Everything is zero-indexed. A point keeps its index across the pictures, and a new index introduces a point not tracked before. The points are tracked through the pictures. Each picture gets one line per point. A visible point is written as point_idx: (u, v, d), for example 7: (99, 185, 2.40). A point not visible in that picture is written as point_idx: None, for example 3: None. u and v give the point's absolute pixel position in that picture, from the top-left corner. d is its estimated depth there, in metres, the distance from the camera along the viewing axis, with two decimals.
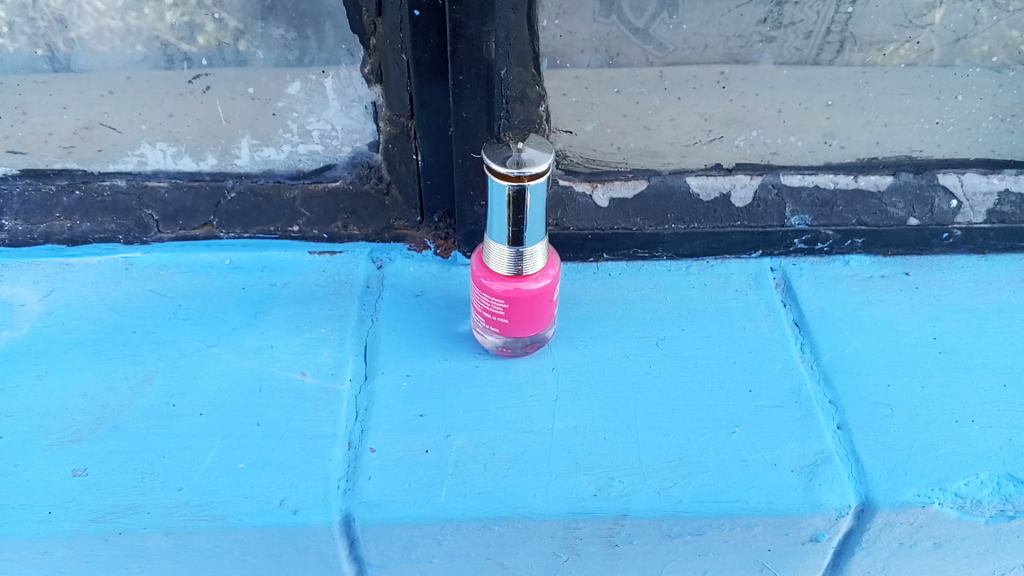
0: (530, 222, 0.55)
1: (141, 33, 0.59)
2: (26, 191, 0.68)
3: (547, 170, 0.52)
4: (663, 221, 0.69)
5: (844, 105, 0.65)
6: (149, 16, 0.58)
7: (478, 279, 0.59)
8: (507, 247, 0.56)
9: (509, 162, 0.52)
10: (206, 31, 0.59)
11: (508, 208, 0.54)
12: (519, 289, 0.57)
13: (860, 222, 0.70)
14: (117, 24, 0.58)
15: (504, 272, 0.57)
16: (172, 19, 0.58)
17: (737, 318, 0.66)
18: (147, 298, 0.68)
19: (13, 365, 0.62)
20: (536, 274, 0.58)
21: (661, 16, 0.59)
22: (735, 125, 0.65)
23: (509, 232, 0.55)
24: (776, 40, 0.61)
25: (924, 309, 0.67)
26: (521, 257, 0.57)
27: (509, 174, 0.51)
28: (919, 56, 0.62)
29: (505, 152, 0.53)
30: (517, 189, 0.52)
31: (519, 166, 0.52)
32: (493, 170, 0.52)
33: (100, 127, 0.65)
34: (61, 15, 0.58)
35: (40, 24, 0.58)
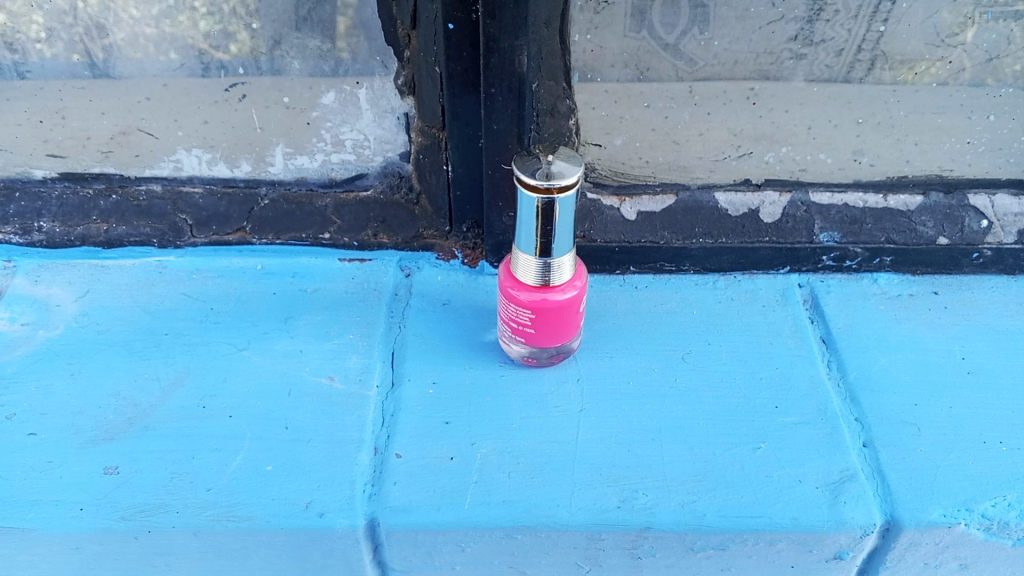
0: (558, 234, 0.55)
1: (175, 40, 0.60)
2: (65, 194, 0.70)
3: (576, 183, 0.53)
4: (690, 235, 0.69)
5: (874, 123, 0.65)
6: (184, 24, 0.59)
7: (505, 289, 0.59)
8: (534, 257, 0.57)
9: (539, 174, 0.52)
10: (240, 39, 0.60)
11: (537, 220, 0.54)
12: (546, 300, 0.58)
13: (889, 240, 0.69)
14: (152, 31, 0.60)
15: (531, 283, 0.58)
16: (206, 27, 0.59)
17: (764, 334, 0.66)
18: (179, 300, 0.69)
19: (48, 363, 0.63)
20: (563, 285, 0.58)
21: (692, 31, 0.59)
22: (765, 140, 0.66)
23: (537, 244, 0.56)
24: (807, 57, 0.61)
25: (953, 329, 0.67)
26: (548, 268, 0.57)
27: (538, 186, 0.52)
28: (951, 75, 0.62)
29: (535, 163, 0.54)
30: (546, 201, 0.53)
31: (549, 179, 0.52)
32: (523, 181, 0.53)
33: (137, 133, 0.66)
34: (102, 22, 0.59)
35: (79, 30, 0.60)
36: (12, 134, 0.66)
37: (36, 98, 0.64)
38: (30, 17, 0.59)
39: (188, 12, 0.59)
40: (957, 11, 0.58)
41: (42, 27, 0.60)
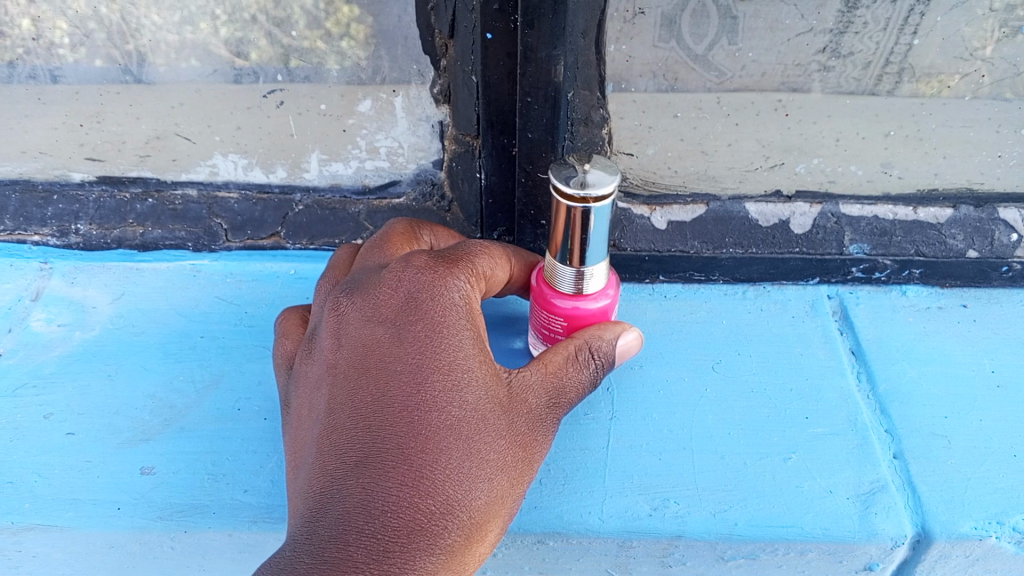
0: (593, 243, 0.55)
1: (196, 46, 0.61)
2: (102, 198, 0.71)
3: (611, 193, 0.53)
4: (721, 245, 0.70)
5: (902, 136, 0.65)
6: (205, 31, 0.60)
7: (540, 296, 0.60)
8: (569, 265, 0.57)
9: (573, 183, 0.53)
10: (260, 46, 0.61)
11: (573, 228, 0.54)
12: (579, 309, 0.58)
13: (918, 252, 0.70)
14: (174, 37, 0.60)
15: (566, 291, 0.58)
16: (226, 35, 0.60)
17: (794, 345, 0.67)
18: (214, 303, 0.70)
19: (85, 364, 0.65)
20: (596, 294, 0.59)
21: (721, 42, 0.60)
22: (794, 152, 0.66)
23: (572, 251, 0.56)
24: (834, 70, 0.61)
25: (982, 342, 0.67)
26: (581, 277, 0.57)
27: (573, 196, 0.52)
28: (969, 87, 0.62)
29: (571, 171, 0.54)
30: (581, 211, 0.53)
31: (584, 189, 0.52)
32: (559, 190, 0.53)
33: (172, 137, 0.67)
34: (131, 28, 0.60)
35: (100, 35, 0.60)
36: (49, 137, 0.67)
37: (74, 102, 0.65)
38: (55, 23, 0.59)
39: (221, 19, 0.59)
40: (978, 26, 0.58)
41: (65, 33, 0.60)
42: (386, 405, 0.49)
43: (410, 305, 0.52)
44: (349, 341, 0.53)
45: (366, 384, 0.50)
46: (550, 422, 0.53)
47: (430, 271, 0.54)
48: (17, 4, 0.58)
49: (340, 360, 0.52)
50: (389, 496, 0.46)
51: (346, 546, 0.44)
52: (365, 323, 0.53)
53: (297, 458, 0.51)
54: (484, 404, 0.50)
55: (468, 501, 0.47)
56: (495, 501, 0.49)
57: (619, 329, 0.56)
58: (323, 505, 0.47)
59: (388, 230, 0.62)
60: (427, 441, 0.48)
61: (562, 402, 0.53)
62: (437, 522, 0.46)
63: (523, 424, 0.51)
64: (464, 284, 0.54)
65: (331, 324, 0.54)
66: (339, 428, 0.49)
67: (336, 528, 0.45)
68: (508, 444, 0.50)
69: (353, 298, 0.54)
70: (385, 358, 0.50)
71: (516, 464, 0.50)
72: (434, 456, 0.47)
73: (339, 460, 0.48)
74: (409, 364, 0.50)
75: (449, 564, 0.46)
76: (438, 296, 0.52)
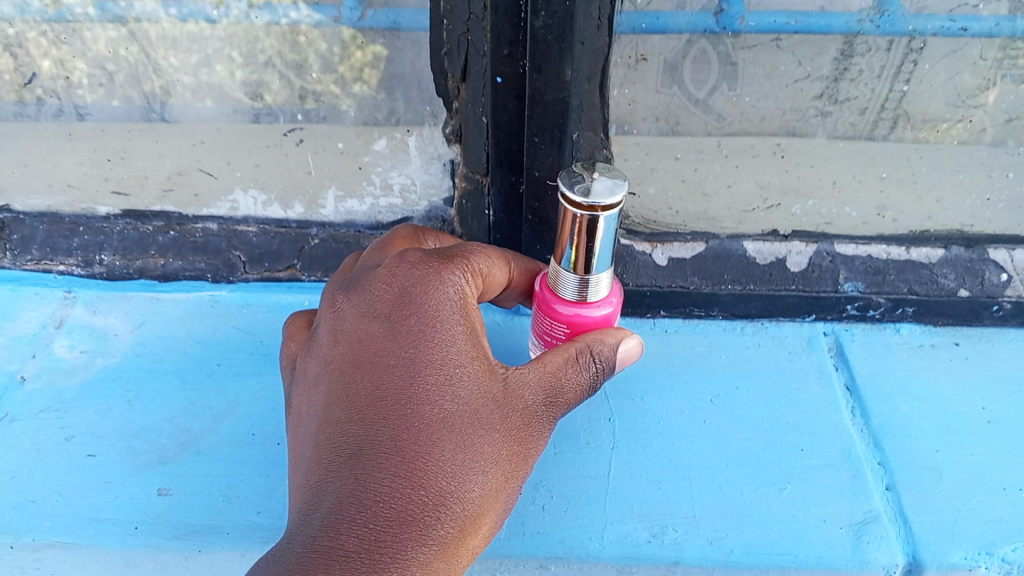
0: (598, 249, 0.56)
1: (211, 88, 0.65)
2: (126, 230, 0.74)
3: (619, 200, 0.53)
4: (720, 282, 0.72)
5: (897, 180, 0.68)
6: (220, 73, 0.63)
7: (543, 303, 0.61)
8: (573, 270, 0.57)
9: (579, 191, 0.52)
10: (273, 91, 0.64)
11: (579, 234, 0.55)
12: (581, 316, 0.59)
13: (911, 291, 0.71)
14: (190, 79, 0.64)
15: (568, 298, 0.59)
16: (242, 77, 0.64)
17: (791, 380, 0.69)
18: (231, 333, 0.72)
19: (106, 389, 0.67)
20: (598, 301, 0.60)
21: (721, 88, 0.63)
22: (791, 193, 0.69)
23: (577, 256, 0.56)
24: (832, 115, 0.64)
25: (973, 379, 0.69)
26: (584, 284, 0.58)
27: (581, 203, 0.52)
28: (971, 135, 0.65)
29: (579, 179, 0.54)
30: (588, 219, 0.53)
31: (592, 196, 0.52)
32: (566, 197, 0.53)
33: (194, 173, 0.70)
34: (150, 70, 0.63)
35: (117, 75, 0.64)
36: (77, 172, 0.71)
37: (102, 139, 0.69)
38: (74, 63, 0.63)
39: (237, 62, 0.63)
40: (977, 74, 0.61)
41: (84, 74, 0.64)
42: (379, 399, 0.50)
43: (404, 300, 0.53)
44: (343, 337, 0.53)
45: (361, 379, 0.51)
46: (543, 419, 0.54)
47: (424, 267, 0.54)
48: (38, 45, 0.62)
49: (337, 354, 0.53)
50: (383, 488, 0.47)
51: (340, 534, 0.46)
52: (360, 318, 0.53)
53: (295, 453, 0.53)
54: (476, 399, 0.51)
55: (461, 494, 0.49)
56: (488, 494, 0.50)
57: (620, 334, 0.57)
58: (319, 497, 0.48)
59: (393, 234, 0.64)
60: (419, 435, 0.49)
61: (558, 401, 0.54)
62: (430, 513, 0.47)
63: (517, 420, 0.52)
64: (459, 280, 0.54)
65: (329, 320, 0.55)
66: (334, 421, 0.50)
67: (330, 519, 0.46)
68: (500, 439, 0.51)
69: (349, 295, 0.55)
70: (379, 352, 0.51)
71: (507, 458, 0.51)
72: (427, 448, 0.48)
73: (335, 453, 0.49)
74: (401, 361, 0.51)
75: (440, 555, 0.47)
76: (432, 291, 0.53)
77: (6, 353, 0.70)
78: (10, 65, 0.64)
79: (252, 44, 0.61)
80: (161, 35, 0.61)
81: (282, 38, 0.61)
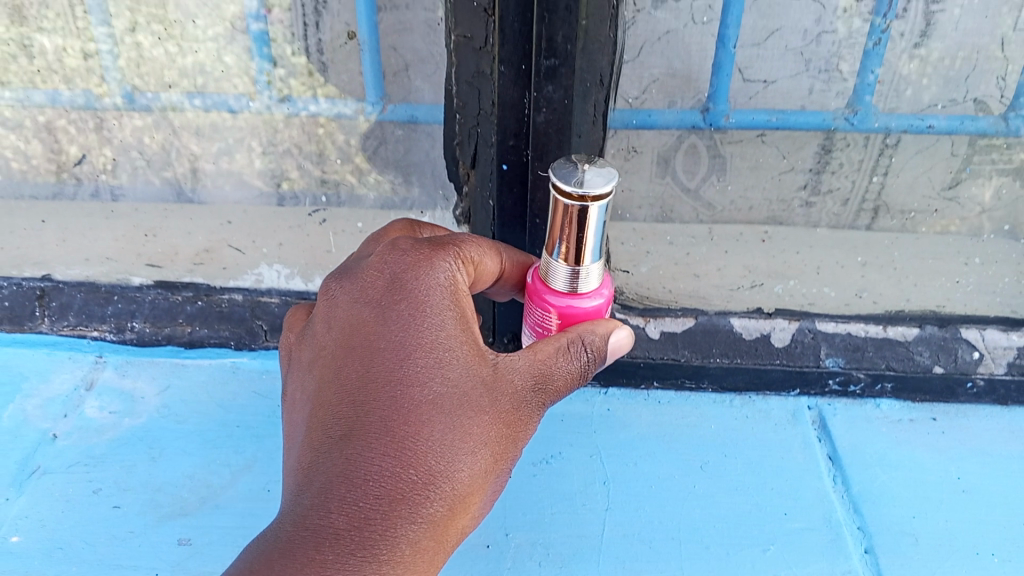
0: (590, 241, 0.53)
1: (232, 175, 0.74)
2: (157, 299, 0.81)
3: (611, 193, 0.51)
4: (708, 355, 0.77)
5: (875, 265, 0.75)
6: (240, 162, 0.73)
7: (534, 294, 0.58)
8: (565, 262, 0.55)
9: (572, 182, 0.50)
10: (290, 179, 0.74)
11: (571, 225, 0.52)
12: (573, 307, 0.56)
13: (889, 366, 0.76)
14: (211, 167, 0.74)
15: (559, 288, 0.56)
16: (260, 166, 0.73)
17: (776, 449, 0.73)
18: (249, 397, 0.77)
19: (132, 447, 0.71)
20: (591, 293, 0.57)
21: (710, 180, 0.71)
22: (776, 275, 0.77)
23: (570, 246, 0.54)
24: (815, 205, 0.72)
25: (949, 451, 0.72)
26: (575, 275, 0.55)
27: (572, 194, 0.50)
28: (951, 226, 0.73)
29: (571, 171, 0.52)
30: (579, 210, 0.51)
31: (584, 189, 0.50)
32: (557, 188, 0.51)
33: (221, 248, 0.79)
34: (171, 156, 0.73)
35: (141, 161, 0.74)
36: (112, 247, 0.79)
37: (138, 216, 0.78)
38: (100, 151, 0.73)
39: (257, 152, 0.72)
40: (946, 170, 0.69)
41: (108, 159, 0.74)
42: (368, 381, 0.49)
43: (396, 285, 0.52)
44: (333, 323, 0.53)
45: (350, 362, 0.50)
46: (535, 406, 0.53)
47: (416, 252, 0.53)
48: (67, 132, 0.72)
49: (326, 338, 0.53)
50: (372, 467, 0.47)
51: (329, 513, 0.46)
52: (350, 304, 0.52)
53: (289, 436, 0.53)
54: (467, 382, 0.50)
55: (450, 474, 0.48)
56: (477, 475, 0.50)
57: (610, 325, 0.56)
58: (309, 478, 0.48)
59: (388, 227, 0.62)
60: (408, 415, 0.48)
61: (548, 386, 0.53)
62: (420, 492, 0.48)
63: (506, 404, 0.52)
64: (450, 266, 0.53)
65: (322, 308, 0.54)
66: (324, 405, 0.50)
67: (320, 498, 0.47)
68: (492, 421, 0.51)
69: (340, 281, 0.54)
70: (369, 335, 0.51)
71: (499, 441, 0.51)
72: (418, 429, 0.48)
73: (325, 435, 0.49)
74: (392, 344, 0.50)
75: (431, 533, 0.48)
76: (423, 276, 0.52)
77: (39, 412, 0.75)
78: (40, 149, 0.74)
79: (273, 134, 0.70)
80: (185, 121, 0.70)
81: (302, 130, 0.69)
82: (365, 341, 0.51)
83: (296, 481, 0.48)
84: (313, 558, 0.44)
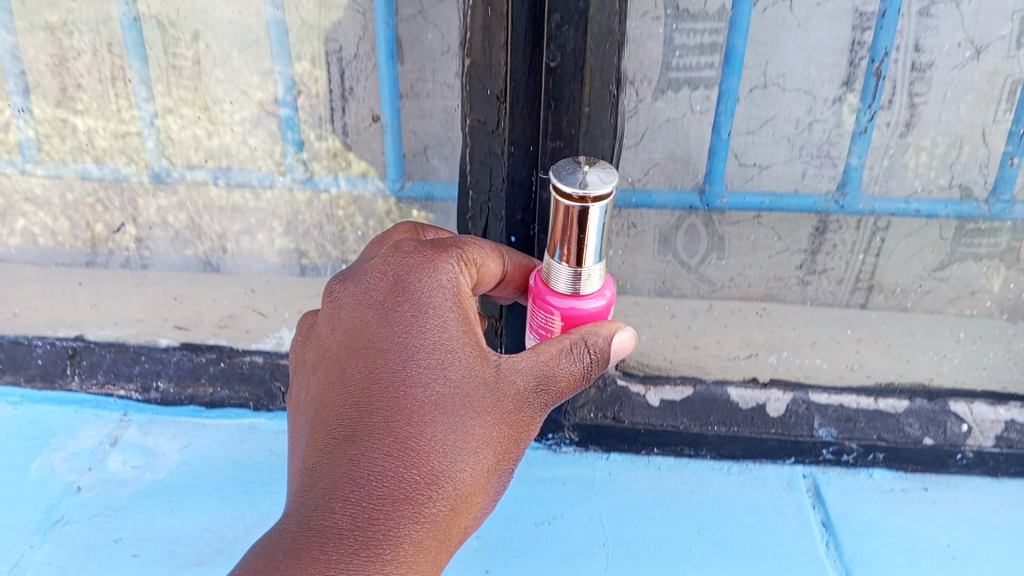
0: (592, 243, 0.54)
1: (256, 248, 0.80)
2: (182, 360, 0.85)
3: (612, 196, 0.52)
4: (706, 423, 0.80)
5: (868, 340, 0.79)
6: (259, 241, 0.80)
7: (537, 296, 0.59)
8: (567, 265, 0.56)
9: (574, 184, 0.51)
10: (309, 254, 0.80)
11: (573, 226, 0.53)
12: (576, 308, 0.57)
13: (880, 438, 0.79)
14: (231, 245, 0.81)
15: (561, 290, 0.57)
16: (280, 245, 0.80)
17: (771, 515, 0.75)
18: (265, 456, 0.80)
19: (152, 499, 0.75)
20: (593, 295, 0.58)
21: (710, 258, 0.77)
22: (770, 347, 0.81)
23: (572, 249, 0.54)
24: (811, 283, 0.77)
25: (940, 520, 0.75)
26: (577, 277, 0.56)
27: (573, 195, 0.51)
28: (936, 301, 0.77)
29: (574, 172, 0.53)
30: (580, 211, 0.52)
31: (585, 189, 0.51)
32: (558, 189, 0.52)
33: (245, 313, 0.84)
34: (194, 233, 0.80)
35: (164, 238, 0.81)
36: (141, 310, 0.85)
37: (165, 284, 0.84)
38: (126, 230, 0.81)
39: (278, 232, 0.79)
40: (935, 254, 0.74)
41: (131, 239, 0.81)
42: (371, 381, 0.51)
43: (399, 288, 0.54)
44: (337, 325, 0.55)
45: (356, 362, 0.52)
46: (536, 406, 0.55)
47: (420, 257, 0.55)
48: (97, 211, 0.79)
49: (331, 339, 0.55)
50: (376, 466, 0.49)
51: (334, 513, 0.48)
52: (355, 305, 0.54)
53: (296, 435, 0.55)
54: (468, 382, 0.52)
55: (453, 474, 0.51)
56: (479, 475, 0.52)
57: (613, 326, 0.57)
58: (314, 478, 0.50)
59: (392, 230, 0.63)
60: (411, 415, 0.50)
61: (550, 387, 0.55)
62: (422, 490, 0.50)
63: (508, 404, 0.53)
64: (453, 268, 0.55)
65: (327, 310, 0.56)
66: (330, 405, 0.52)
67: (325, 498, 0.49)
68: (493, 420, 0.52)
69: (345, 283, 0.56)
70: (374, 335, 0.53)
71: (499, 440, 0.53)
72: (419, 429, 0.50)
73: (329, 436, 0.51)
74: (394, 346, 0.52)
75: (433, 532, 0.50)
76: (426, 279, 0.54)
77: (65, 465, 0.79)
78: (73, 222, 0.81)
79: (297, 209, 0.77)
80: (214, 194, 0.77)
81: (321, 211, 0.77)
82: (368, 340, 0.53)
83: (302, 481, 0.51)
84: (318, 556, 0.46)
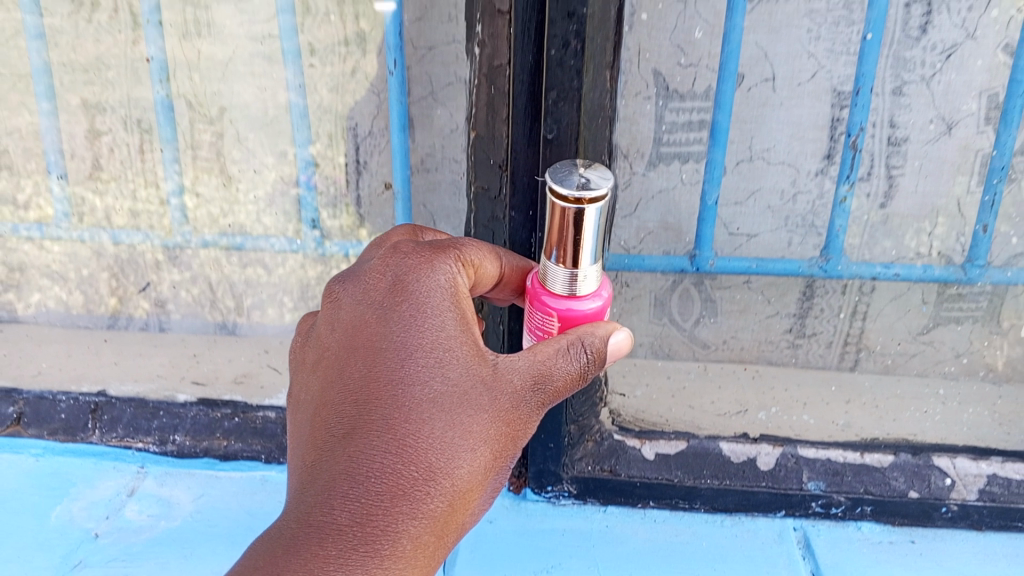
0: (587, 244, 0.58)
1: (274, 306, 0.88)
2: (198, 415, 0.88)
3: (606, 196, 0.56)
4: (699, 475, 0.81)
5: (857, 402, 0.85)
6: (269, 313, 0.89)
7: (535, 297, 0.62)
8: (563, 266, 0.59)
9: (570, 186, 0.55)
10: None
11: (569, 228, 0.57)
12: (573, 309, 0.61)
13: (867, 491, 0.80)
14: (241, 314, 0.90)
15: (558, 291, 0.61)
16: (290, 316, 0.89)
17: (763, 565, 0.78)
18: (276, 506, 0.83)
19: (166, 546, 0.78)
20: (589, 296, 0.61)
21: (703, 320, 0.83)
22: (756, 402, 0.85)
23: (569, 249, 0.58)
24: (801, 346, 0.84)
25: (926, 571, 0.77)
26: (573, 278, 0.60)
27: (569, 196, 0.55)
28: (927, 366, 0.84)
29: (570, 175, 0.57)
30: (576, 213, 0.56)
31: (581, 189, 0.55)
32: (555, 191, 0.56)
33: (263, 369, 0.90)
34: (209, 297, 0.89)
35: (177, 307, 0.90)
36: (162, 368, 0.91)
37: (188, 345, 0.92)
38: (138, 303, 0.91)
39: (287, 306, 0.88)
40: (919, 318, 0.81)
41: (145, 309, 0.91)
42: (371, 381, 0.55)
43: (398, 290, 0.58)
44: (338, 326, 0.58)
45: (356, 361, 0.56)
46: (533, 404, 0.58)
47: (419, 259, 0.59)
48: (115, 284, 0.90)
49: (332, 338, 0.58)
50: (375, 463, 0.53)
51: (333, 509, 0.52)
52: (356, 306, 0.58)
53: (296, 429, 0.59)
54: (463, 381, 0.56)
55: (450, 470, 0.54)
56: (476, 471, 0.56)
57: (608, 325, 0.60)
58: (314, 475, 0.54)
59: (390, 232, 0.65)
60: (408, 412, 0.54)
61: (546, 386, 0.58)
62: (419, 487, 0.54)
63: (506, 403, 0.57)
64: (450, 268, 0.59)
65: (329, 310, 0.60)
66: (331, 402, 0.56)
67: (325, 494, 0.53)
68: (489, 418, 0.56)
69: (345, 285, 0.60)
70: (374, 336, 0.57)
71: (495, 437, 0.56)
72: (416, 427, 0.54)
73: (330, 434, 0.55)
74: (393, 346, 0.56)
75: (429, 527, 0.54)
76: (424, 281, 0.58)
77: (83, 513, 0.82)
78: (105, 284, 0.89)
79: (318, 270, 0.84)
80: (232, 262, 0.86)
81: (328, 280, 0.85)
82: (368, 340, 0.57)
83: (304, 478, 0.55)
84: (318, 552, 0.51)
